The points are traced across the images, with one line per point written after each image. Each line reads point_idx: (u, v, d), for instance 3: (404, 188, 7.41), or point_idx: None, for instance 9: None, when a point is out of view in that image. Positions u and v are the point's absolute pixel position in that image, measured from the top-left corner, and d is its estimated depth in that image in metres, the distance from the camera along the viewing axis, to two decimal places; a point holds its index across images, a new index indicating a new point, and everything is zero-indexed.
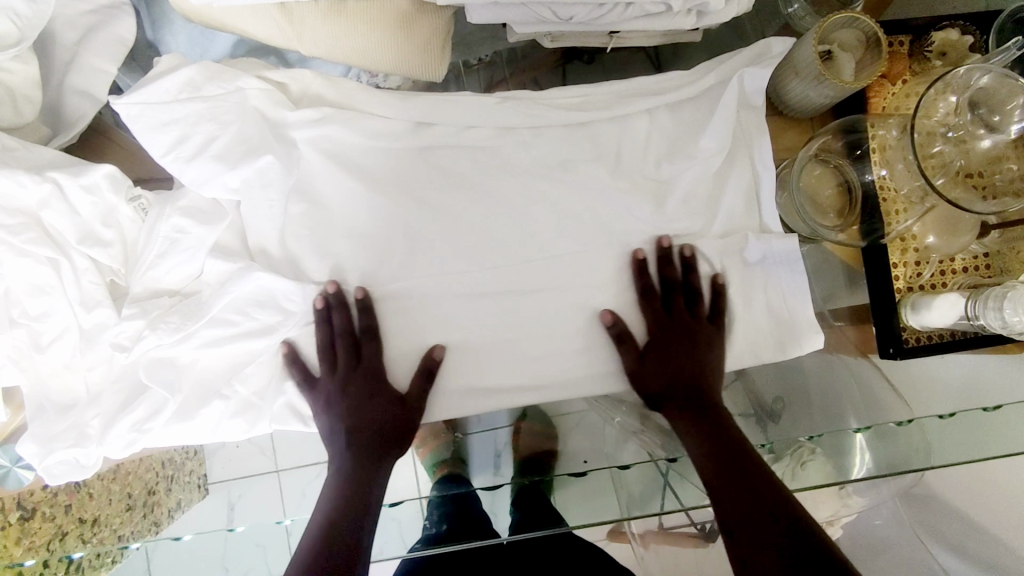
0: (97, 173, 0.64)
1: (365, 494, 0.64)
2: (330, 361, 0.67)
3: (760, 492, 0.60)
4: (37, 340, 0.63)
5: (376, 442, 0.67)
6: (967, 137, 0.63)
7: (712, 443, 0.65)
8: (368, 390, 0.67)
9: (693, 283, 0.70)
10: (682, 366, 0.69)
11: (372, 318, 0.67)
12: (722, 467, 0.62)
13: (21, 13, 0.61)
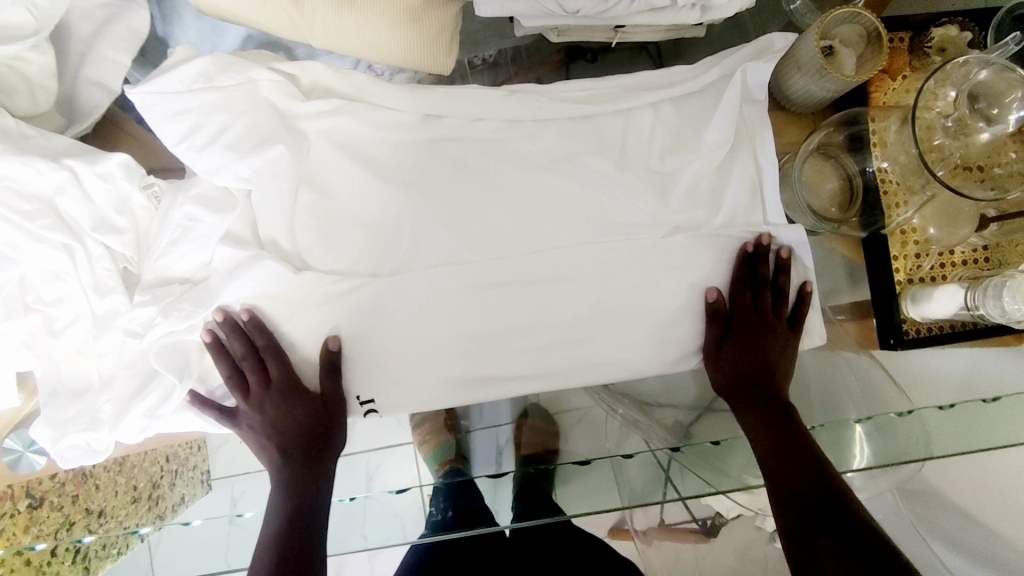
0: (112, 162, 0.64)
1: (308, 501, 0.63)
2: (240, 386, 0.67)
3: (818, 481, 0.59)
4: (51, 326, 0.64)
5: (308, 449, 0.66)
6: (967, 128, 0.65)
7: (778, 433, 0.65)
8: (285, 402, 0.67)
9: (782, 282, 0.72)
10: (760, 360, 0.71)
11: (267, 335, 0.67)
12: (785, 451, 0.63)
13: (40, 3, 0.62)
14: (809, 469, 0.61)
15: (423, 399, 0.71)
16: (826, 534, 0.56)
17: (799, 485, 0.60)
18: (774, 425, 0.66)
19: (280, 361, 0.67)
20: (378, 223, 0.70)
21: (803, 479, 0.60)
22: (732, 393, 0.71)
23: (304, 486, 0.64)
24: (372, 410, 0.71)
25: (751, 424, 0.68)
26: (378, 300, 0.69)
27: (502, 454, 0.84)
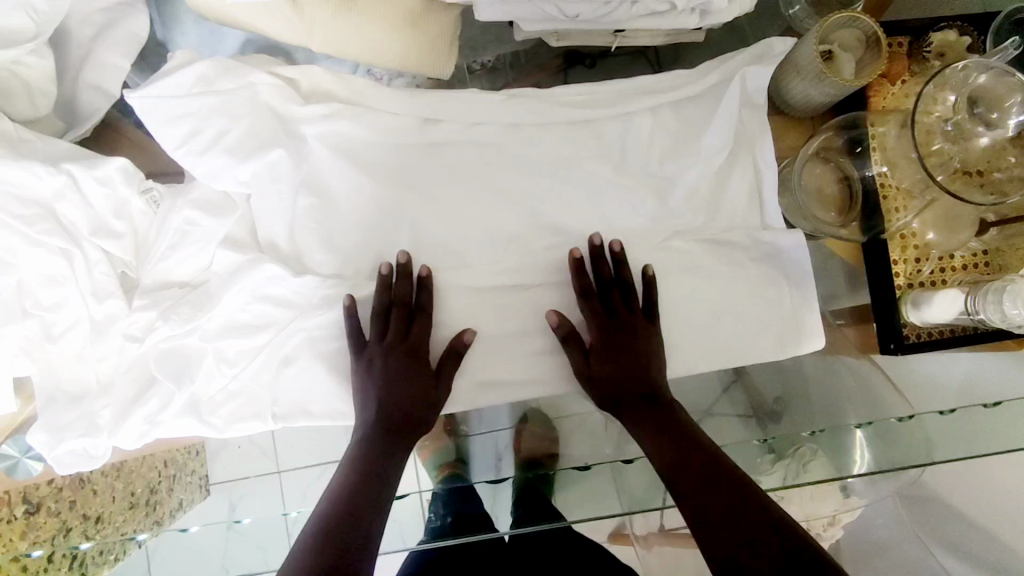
0: (111, 167, 0.64)
1: (377, 481, 0.62)
2: (380, 328, 0.68)
3: (728, 494, 0.58)
4: (49, 330, 0.64)
5: (398, 429, 0.66)
6: (966, 133, 0.64)
7: (671, 444, 0.64)
8: (406, 370, 0.68)
9: (626, 280, 0.70)
10: (629, 366, 0.68)
11: (427, 297, 0.69)
12: (683, 465, 0.62)
13: (39, 8, 0.62)
14: (716, 480, 0.60)
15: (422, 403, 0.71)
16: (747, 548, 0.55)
17: (711, 500, 0.58)
18: (666, 435, 0.65)
19: (427, 327, 0.69)
20: (378, 226, 0.70)
21: (716, 492, 0.59)
22: (617, 411, 0.68)
23: (382, 464, 0.63)
24: None
25: (643, 438, 0.66)
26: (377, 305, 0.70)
27: (501, 458, 0.85)
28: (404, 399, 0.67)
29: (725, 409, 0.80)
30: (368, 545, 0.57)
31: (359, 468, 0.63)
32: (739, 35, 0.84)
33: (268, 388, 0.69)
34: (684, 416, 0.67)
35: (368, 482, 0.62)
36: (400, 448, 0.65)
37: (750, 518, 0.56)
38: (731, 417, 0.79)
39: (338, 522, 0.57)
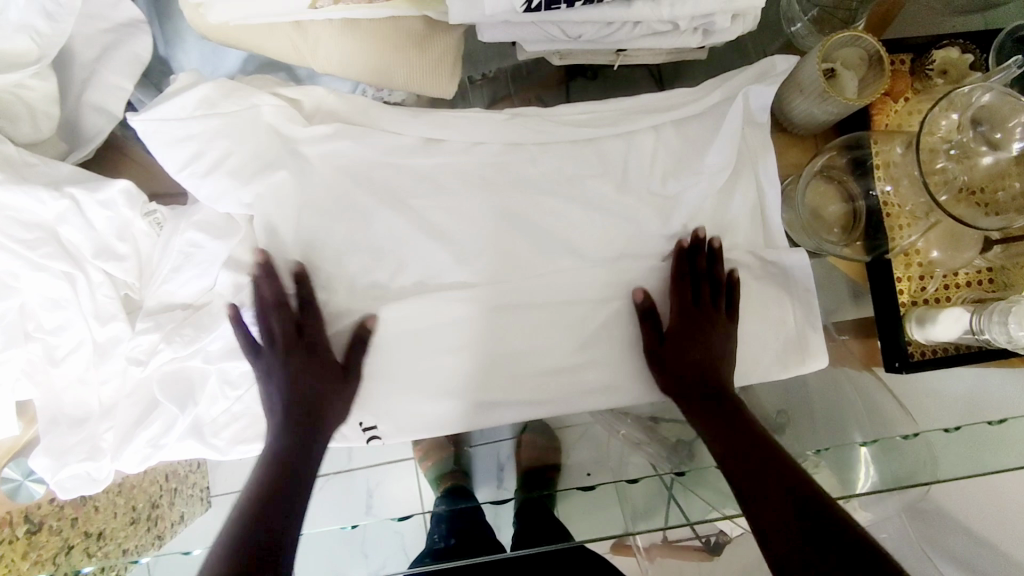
0: (113, 189, 0.63)
1: (286, 494, 0.60)
2: (268, 332, 0.66)
3: (778, 480, 0.59)
4: (52, 353, 0.64)
5: (299, 440, 0.65)
6: (969, 151, 0.65)
7: (733, 439, 0.64)
8: (299, 376, 0.66)
9: (718, 275, 0.70)
10: (699, 357, 0.69)
11: (308, 290, 0.67)
12: (740, 453, 0.62)
13: (42, 30, 0.61)
14: (777, 477, 0.59)
15: (425, 423, 0.71)
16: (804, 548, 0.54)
17: (769, 495, 0.58)
18: (729, 427, 0.65)
19: (319, 331, 0.67)
20: (380, 246, 0.70)
21: (773, 489, 0.58)
22: (678, 396, 0.69)
23: (288, 477, 0.62)
24: (375, 437, 0.71)
25: (705, 426, 0.66)
26: (379, 325, 0.70)
27: (503, 471, 0.86)
28: (306, 408, 0.66)
29: None
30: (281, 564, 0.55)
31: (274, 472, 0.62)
32: (741, 51, 0.84)
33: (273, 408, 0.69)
34: (749, 414, 0.67)
35: (275, 496, 0.60)
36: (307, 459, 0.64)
37: (813, 519, 0.55)
38: None
39: (249, 542, 0.55)
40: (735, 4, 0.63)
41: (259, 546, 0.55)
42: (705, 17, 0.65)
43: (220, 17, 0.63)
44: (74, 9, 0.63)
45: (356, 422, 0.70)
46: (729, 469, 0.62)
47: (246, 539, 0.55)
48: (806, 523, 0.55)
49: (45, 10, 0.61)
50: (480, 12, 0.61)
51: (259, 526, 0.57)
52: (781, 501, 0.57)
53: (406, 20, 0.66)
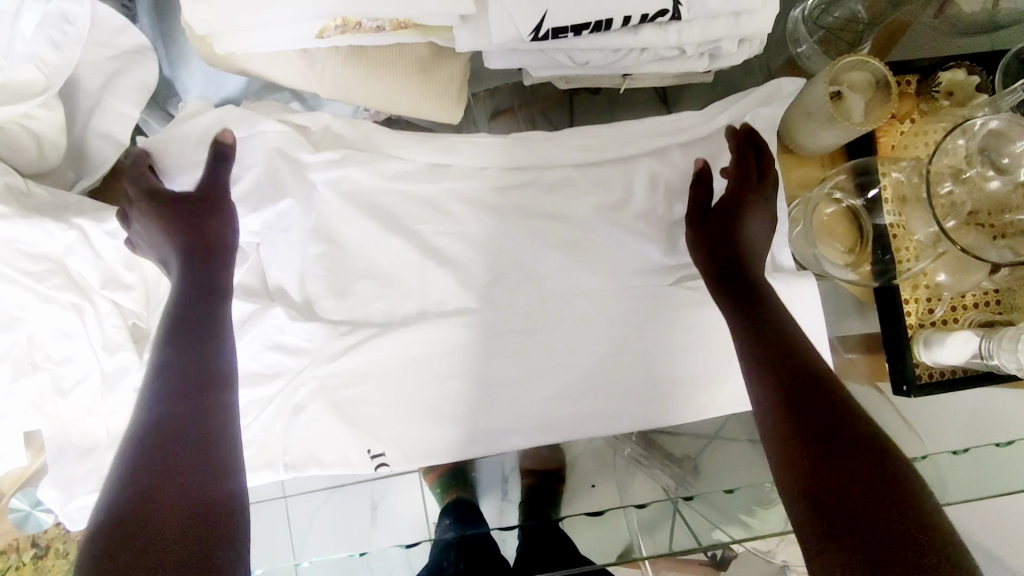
0: (120, 217, 0.63)
1: (200, 388, 0.54)
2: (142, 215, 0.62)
3: (834, 417, 0.55)
4: (60, 385, 0.64)
5: (197, 322, 0.57)
6: (973, 177, 0.65)
7: (784, 368, 0.58)
8: (188, 227, 0.61)
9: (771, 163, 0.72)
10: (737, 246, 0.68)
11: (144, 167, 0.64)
12: (792, 384, 0.57)
13: (48, 61, 0.62)
14: (816, 392, 0.57)
15: (433, 450, 0.70)
16: (831, 462, 0.52)
17: (793, 407, 0.56)
18: (765, 327, 0.62)
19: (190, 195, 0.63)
20: (387, 272, 0.71)
21: (806, 404, 0.56)
22: (725, 304, 0.65)
23: (195, 372, 0.54)
24: (383, 463, 0.70)
25: (736, 323, 0.63)
26: (385, 352, 0.70)
27: (507, 482, 0.82)
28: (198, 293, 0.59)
29: (736, 434, 0.78)
30: (210, 487, 0.49)
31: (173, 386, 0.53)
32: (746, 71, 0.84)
33: (279, 436, 0.72)
34: (797, 332, 0.61)
35: (188, 394, 0.53)
36: (209, 342, 0.57)
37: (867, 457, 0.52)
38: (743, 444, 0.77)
39: (175, 449, 0.50)
40: (742, 30, 0.63)
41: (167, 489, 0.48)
42: (712, 43, 0.65)
43: (225, 50, 0.62)
44: (81, 38, 0.63)
45: (364, 449, 0.70)
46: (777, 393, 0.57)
47: (174, 460, 0.49)
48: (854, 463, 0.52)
49: (51, 39, 0.61)
50: (487, 41, 0.61)
51: (178, 434, 0.51)
52: (813, 415, 0.55)
53: (414, 46, 0.65)
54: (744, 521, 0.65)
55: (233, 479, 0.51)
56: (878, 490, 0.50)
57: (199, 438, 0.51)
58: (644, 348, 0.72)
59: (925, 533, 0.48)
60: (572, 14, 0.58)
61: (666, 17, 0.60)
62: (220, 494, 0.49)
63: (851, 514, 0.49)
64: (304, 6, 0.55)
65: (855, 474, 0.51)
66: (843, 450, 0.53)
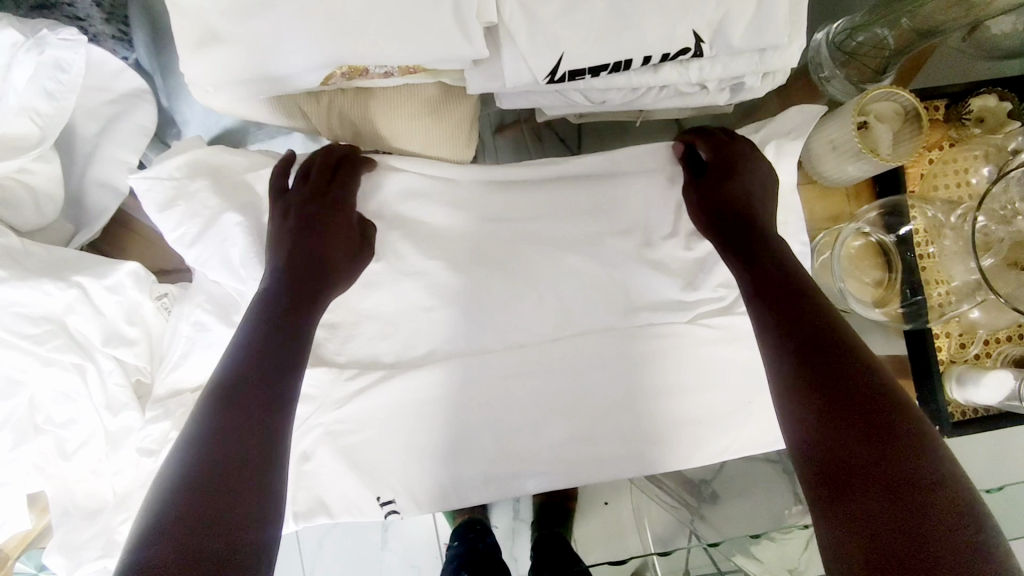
0: (120, 272, 0.62)
1: (259, 417, 0.50)
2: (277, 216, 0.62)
3: (858, 399, 0.47)
4: (63, 447, 0.62)
5: (271, 353, 0.53)
6: (1015, 215, 0.62)
7: (802, 342, 0.51)
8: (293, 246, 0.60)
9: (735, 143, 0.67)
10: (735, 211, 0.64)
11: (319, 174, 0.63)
12: (812, 359, 0.50)
13: (42, 111, 0.60)
14: (836, 358, 0.49)
15: (445, 496, 0.68)
16: (847, 439, 0.45)
17: (808, 373, 0.49)
18: (776, 291, 0.56)
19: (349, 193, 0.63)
20: (392, 313, 0.67)
21: (823, 369, 0.49)
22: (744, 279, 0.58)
23: (258, 402, 0.50)
24: (393, 511, 0.67)
25: (748, 293, 0.57)
26: (392, 396, 0.67)
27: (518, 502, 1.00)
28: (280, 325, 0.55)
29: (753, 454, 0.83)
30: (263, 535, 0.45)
31: (212, 423, 0.48)
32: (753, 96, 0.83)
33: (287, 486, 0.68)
34: (822, 306, 0.53)
35: (242, 424, 0.49)
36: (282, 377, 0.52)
37: (893, 448, 0.44)
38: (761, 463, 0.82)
39: (219, 483, 0.45)
40: (767, 66, 0.60)
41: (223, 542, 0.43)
42: (734, 79, 0.62)
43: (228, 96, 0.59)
44: (75, 86, 0.61)
45: (373, 496, 0.68)
46: (793, 371, 0.50)
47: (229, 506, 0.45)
48: (875, 455, 0.44)
49: (47, 90, 0.60)
50: (498, 82, 0.59)
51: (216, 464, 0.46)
52: (832, 382, 0.48)
53: (423, 86, 0.63)
54: (751, 551, 0.64)
55: (268, 519, 0.46)
56: (899, 471, 0.43)
57: (247, 468, 0.47)
58: (664, 393, 0.68)
59: (955, 525, 0.41)
60: (590, 56, 0.55)
61: (687, 55, 0.57)
62: (251, 538, 0.44)
63: (874, 504, 0.42)
64: (308, 54, 0.52)
65: (871, 454, 0.44)
66: (859, 423, 0.46)
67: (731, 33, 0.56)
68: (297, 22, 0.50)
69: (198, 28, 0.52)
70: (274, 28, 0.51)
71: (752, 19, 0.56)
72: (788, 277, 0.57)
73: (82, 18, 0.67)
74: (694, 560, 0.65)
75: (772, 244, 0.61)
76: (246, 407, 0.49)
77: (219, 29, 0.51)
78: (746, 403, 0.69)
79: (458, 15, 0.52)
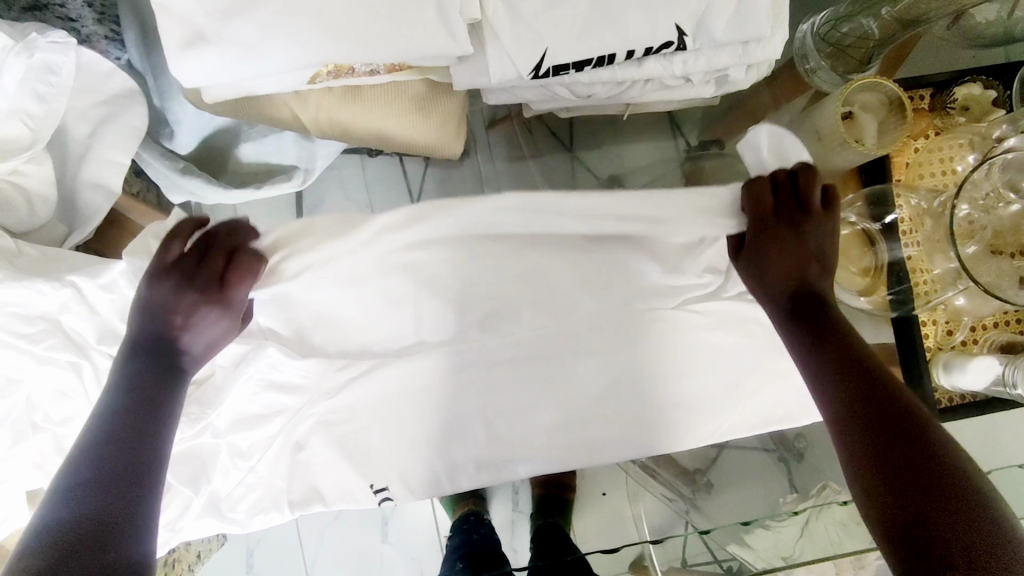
0: (114, 271, 0.58)
1: (137, 439, 0.52)
2: (156, 298, 0.54)
3: (913, 436, 0.48)
4: (61, 443, 0.64)
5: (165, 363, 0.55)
6: (990, 203, 0.63)
7: (852, 384, 0.51)
8: (166, 330, 0.55)
9: (798, 188, 0.56)
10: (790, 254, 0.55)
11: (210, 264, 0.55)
12: (867, 401, 0.50)
13: (34, 113, 0.61)
14: (875, 387, 0.50)
15: (437, 483, 0.70)
16: (904, 471, 0.46)
17: (857, 405, 0.50)
18: (815, 328, 0.54)
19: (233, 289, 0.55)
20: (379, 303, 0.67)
21: (869, 397, 0.50)
22: (779, 319, 0.55)
23: (133, 428, 0.52)
24: (387, 497, 0.71)
25: (785, 330, 0.55)
26: (384, 384, 0.68)
27: (517, 494, 1.01)
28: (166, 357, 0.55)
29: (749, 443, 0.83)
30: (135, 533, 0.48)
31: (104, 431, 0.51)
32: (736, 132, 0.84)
33: (284, 476, 0.70)
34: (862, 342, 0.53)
35: (110, 457, 0.50)
36: (162, 389, 0.54)
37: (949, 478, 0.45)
38: (755, 454, 0.82)
39: (93, 507, 0.48)
40: (750, 57, 0.60)
41: (85, 545, 0.46)
42: (718, 71, 0.63)
43: (216, 96, 0.59)
44: (65, 88, 0.62)
45: (367, 484, 0.70)
46: (850, 415, 0.50)
47: (97, 514, 0.48)
48: (932, 485, 0.45)
49: (36, 92, 0.61)
50: (485, 78, 0.60)
51: (95, 476, 0.49)
52: (884, 421, 0.49)
53: (411, 85, 0.64)
54: (741, 535, 0.63)
55: (134, 533, 0.48)
56: (982, 550, 0.43)
57: (119, 489, 0.49)
58: (658, 380, 0.69)
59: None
60: (573, 51, 0.56)
61: (670, 48, 0.58)
62: (113, 556, 0.46)
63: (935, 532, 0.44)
64: (296, 53, 0.53)
65: (927, 484, 0.45)
66: (912, 455, 0.47)
67: (714, 24, 0.56)
68: (282, 22, 0.51)
69: (184, 29, 0.52)
70: (259, 29, 0.51)
71: (735, 11, 0.56)
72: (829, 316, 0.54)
73: (74, 19, 0.70)
74: (689, 549, 0.63)
75: (822, 287, 0.56)
76: (133, 417, 0.52)
77: (204, 28, 0.51)
78: (732, 386, 0.71)
79: (442, 12, 0.53)
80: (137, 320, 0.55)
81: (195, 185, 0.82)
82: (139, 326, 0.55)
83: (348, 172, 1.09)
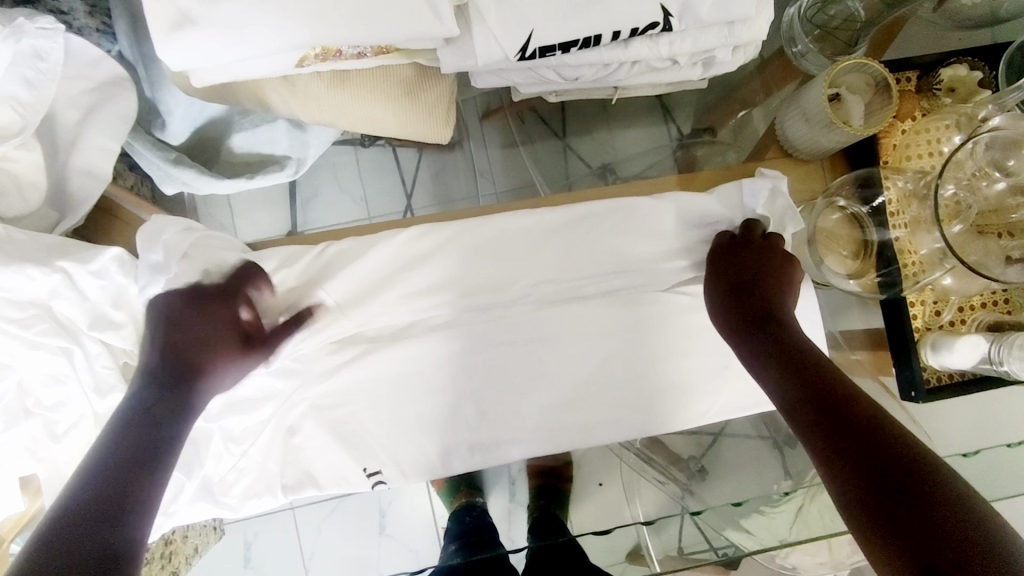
0: (106, 257, 0.62)
1: (148, 444, 0.55)
2: (185, 329, 0.61)
3: (872, 430, 0.48)
4: (53, 430, 0.65)
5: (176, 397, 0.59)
6: (976, 181, 0.64)
7: (812, 393, 0.53)
8: (197, 364, 0.62)
9: (755, 240, 0.66)
10: (749, 289, 0.63)
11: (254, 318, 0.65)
12: (824, 406, 0.52)
13: (22, 99, 0.61)
14: (835, 395, 0.52)
15: (431, 466, 0.69)
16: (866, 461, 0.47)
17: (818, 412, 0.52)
18: (782, 353, 0.58)
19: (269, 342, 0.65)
20: (371, 284, 0.67)
21: (828, 403, 0.52)
22: (751, 350, 0.60)
23: (147, 436, 0.55)
24: (381, 481, 0.70)
25: (755, 360, 0.60)
26: (376, 368, 0.68)
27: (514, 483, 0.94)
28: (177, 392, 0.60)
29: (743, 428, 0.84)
30: (126, 516, 0.49)
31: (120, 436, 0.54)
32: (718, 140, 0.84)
33: (276, 461, 0.70)
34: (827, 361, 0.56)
35: (116, 454, 0.53)
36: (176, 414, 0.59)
37: (911, 463, 0.45)
38: (748, 438, 0.83)
39: (94, 490, 0.49)
40: (736, 38, 0.61)
41: (81, 520, 0.47)
42: (705, 53, 0.63)
43: (205, 81, 0.59)
44: (55, 74, 0.63)
45: (361, 468, 0.69)
46: (812, 421, 0.52)
47: (100, 496, 0.49)
48: (892, 472, 0.45)
49: (24, 78, 0.61)
50: (471, 61, 0.60)
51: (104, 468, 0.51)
52: (840, 421, 0.50)
53: (402, 68, 0.65)
54: (737, 521, 0.61)
55: (131, 517, 0.49)
56: (948, 522, 0.41)
57: (119, 478, 0.51)
58: (648, 360, 0.70)
59: (1004, 554, 0.39)
60: (559, 32, 0.56)
61: (656, 29, 0.58)
62: (116, 532, 0.48)
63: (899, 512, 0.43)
64: (282, 36, 0.53)
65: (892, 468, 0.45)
66: (872, 447, 0.47)
67: (699, 5, 0.56)
68: (268, 4, 0.51)
69: (171, 11, 0.52)
70: (245, 12, 0.52)
71: None
72: (794, 343, 0.58)
73: (65, 10, 0.71)
74: (687, 537, 0.60)
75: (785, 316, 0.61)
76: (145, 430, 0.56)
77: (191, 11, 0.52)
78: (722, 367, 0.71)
79: None
80: (158, 351, 0.61)
81: (187, 175, 0.82)
82: (162, 356, 0.61)
83: (342, 163, 1.09)
